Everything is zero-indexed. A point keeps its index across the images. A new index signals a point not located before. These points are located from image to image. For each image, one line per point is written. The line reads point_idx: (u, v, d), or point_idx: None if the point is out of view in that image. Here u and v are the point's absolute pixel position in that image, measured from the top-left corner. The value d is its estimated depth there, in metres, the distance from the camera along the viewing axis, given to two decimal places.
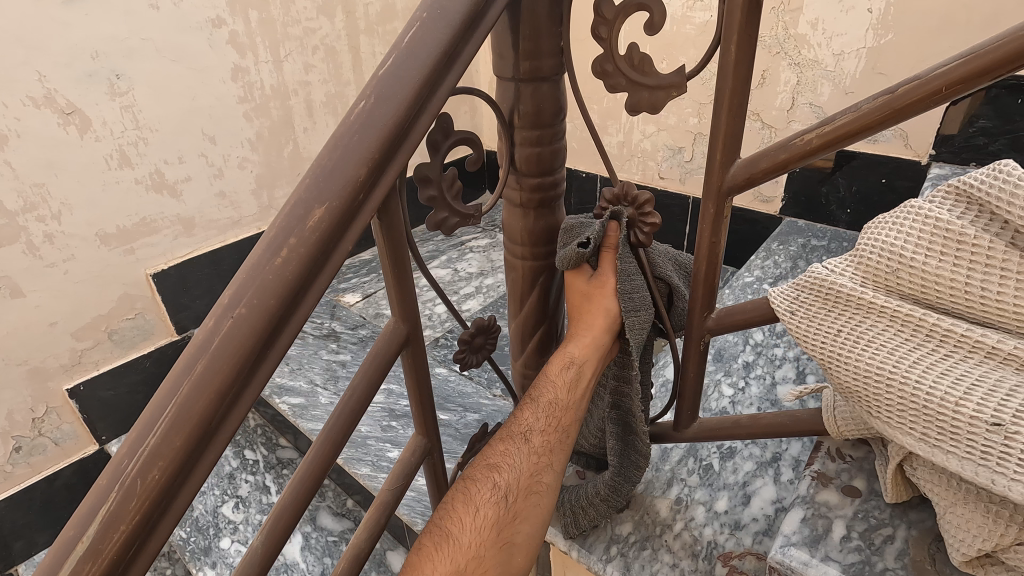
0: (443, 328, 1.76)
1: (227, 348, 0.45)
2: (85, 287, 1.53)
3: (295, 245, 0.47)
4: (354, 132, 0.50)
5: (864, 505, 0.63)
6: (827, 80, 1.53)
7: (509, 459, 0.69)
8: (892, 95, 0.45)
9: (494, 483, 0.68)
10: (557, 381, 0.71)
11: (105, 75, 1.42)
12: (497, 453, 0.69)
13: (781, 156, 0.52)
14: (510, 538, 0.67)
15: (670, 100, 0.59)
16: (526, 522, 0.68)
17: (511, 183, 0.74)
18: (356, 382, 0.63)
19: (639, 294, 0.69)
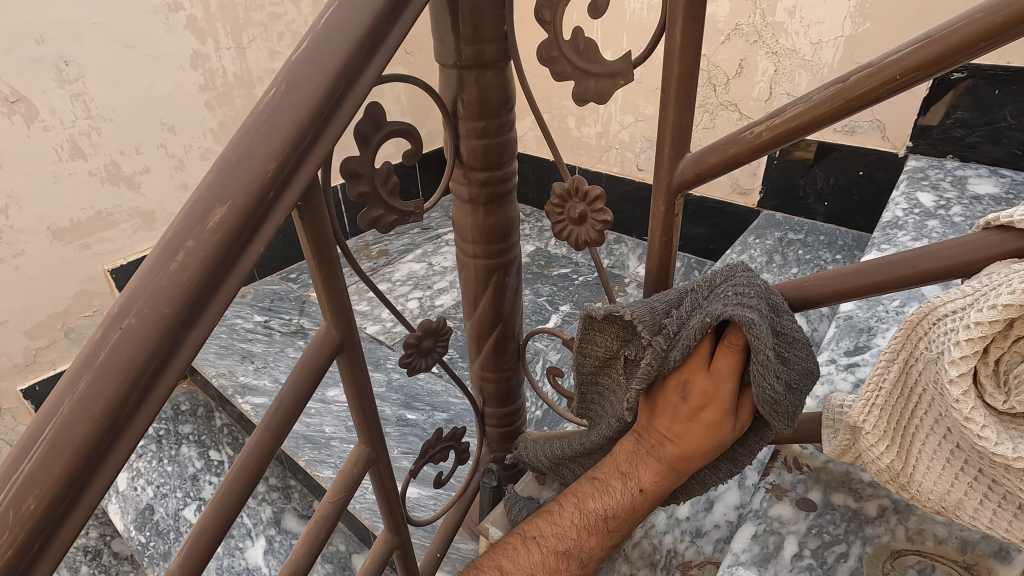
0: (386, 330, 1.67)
1: (115, 363, 0.41)
2: (37, 283, 1.47)
3: (193, 249, 0.43)
4: (261, 124, 0.45)
5: (818, 520, 0.60)
6: (805, 70, 1.50)
7: (518, 555, 0.66)
8: (843, 84, 0.41)
9: None
10: (642, 504, 0.61)
11: (53, 61, 1.36)
12: (508, 549, 0.67)
13: (730, 151, 0.48)
14: None
15: (617, 89, 0.55)
16: None
17: (458, 177, 0.69)
18: (286, 391, 0.59)
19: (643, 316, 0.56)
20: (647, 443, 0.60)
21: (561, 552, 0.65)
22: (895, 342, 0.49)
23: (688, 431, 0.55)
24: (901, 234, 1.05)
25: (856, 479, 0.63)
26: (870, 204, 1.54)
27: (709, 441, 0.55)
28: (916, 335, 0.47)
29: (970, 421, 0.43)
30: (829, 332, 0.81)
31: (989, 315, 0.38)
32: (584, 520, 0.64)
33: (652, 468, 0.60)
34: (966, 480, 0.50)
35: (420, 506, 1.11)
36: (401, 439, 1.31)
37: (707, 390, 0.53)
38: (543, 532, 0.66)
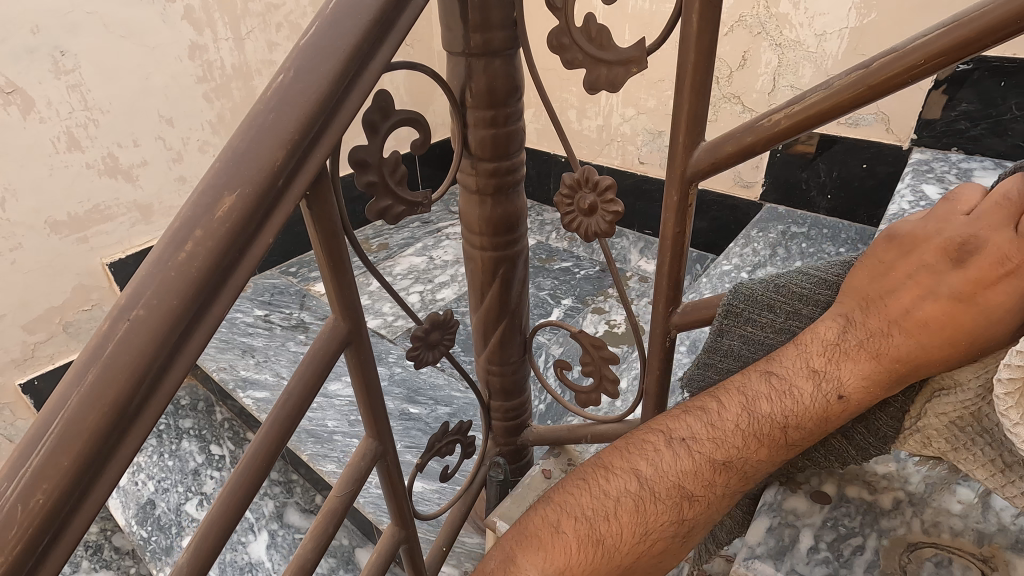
0: (388, 324, 1.67)
1: (123, 355, 0.40)
2: (34, 276, 1.46)
3: (201, 238, 0.42)
4: (270, 111, 0.44)
5: (833, 513, 0.60)
6: (808, 62, 1.49)
7: (666, 451, 0.58)
8: (864, 70, 0.40)
9: (641, 475, 0.58)
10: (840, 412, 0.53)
11: (48, 51, 1.34)
12: (667, 439, 0.59)
13: (746, 139, 0.47)
14: (680, 521, 0.57)
15: (630, 77, 0.54)
16: (702, 517, 0.58)
17: (465, 167, 0.68)
18: (294, 384, 0.58)
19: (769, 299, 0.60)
20: (856, 331, 0.53)
21: (698, 471, 0.56)
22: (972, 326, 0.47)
23: (935, 310, 0.48)
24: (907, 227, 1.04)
25: (870, 472, 0.63)
26: (873, 197, 1.53)
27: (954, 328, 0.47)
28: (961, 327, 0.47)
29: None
30: None
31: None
32: (752, 433, 0.55)
33: (865, 363, 0.51)
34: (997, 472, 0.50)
35: (425, 500, 1.11)
36: (404, 433, 1.30)
37: (1004, 255, 0.45)
38: (694, 434, 0.57)
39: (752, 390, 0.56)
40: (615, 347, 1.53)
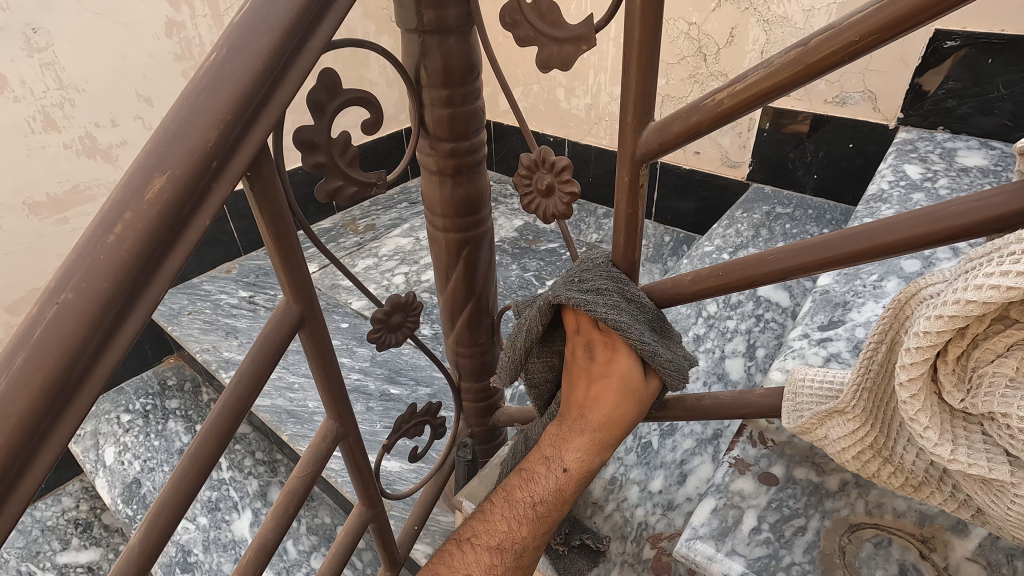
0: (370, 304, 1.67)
1: (51, 339, 0.39)
2: (15, 258, 1.46)
3: (131, 221, 0.41)
4: (201, 90, 0.43)
5: (779, 495, 0.60)
6: (796, 38, 1.46)
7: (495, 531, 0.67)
8: (804, 48, 0.39)
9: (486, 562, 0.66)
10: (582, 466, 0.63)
11: (19, 29, 1.31)
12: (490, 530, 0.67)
13: (692, 119, 0.47)
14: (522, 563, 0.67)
15: (580, 56, 0.53)
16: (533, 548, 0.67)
17: (425, 147, 0.67)
18: (245, 366, 0.57)
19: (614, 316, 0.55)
20: (569, 423, 0.63)
21: (505, 547, 0.66)
22: (882, 324, 0.44)
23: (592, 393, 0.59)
24: (884, 207, 1.03)
25: (820, 453, 0.63)
26: (858, 176, 1.51)
27: (611, 411, 0.59)
28: (902, 317, 0.42)
29: (914, 420, 0.42)
30: (805, 306, 0.80)
31: (937, 326, 0.37)
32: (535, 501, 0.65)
33: (579, 441, 0.62)
34: (933, 476, 0.47)
35: (401, 480, 1.12)
36: (383, 414, 1.31)
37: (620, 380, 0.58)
38: (503, 523, 0.66)
39: (517, 477, 0.66)
40: None
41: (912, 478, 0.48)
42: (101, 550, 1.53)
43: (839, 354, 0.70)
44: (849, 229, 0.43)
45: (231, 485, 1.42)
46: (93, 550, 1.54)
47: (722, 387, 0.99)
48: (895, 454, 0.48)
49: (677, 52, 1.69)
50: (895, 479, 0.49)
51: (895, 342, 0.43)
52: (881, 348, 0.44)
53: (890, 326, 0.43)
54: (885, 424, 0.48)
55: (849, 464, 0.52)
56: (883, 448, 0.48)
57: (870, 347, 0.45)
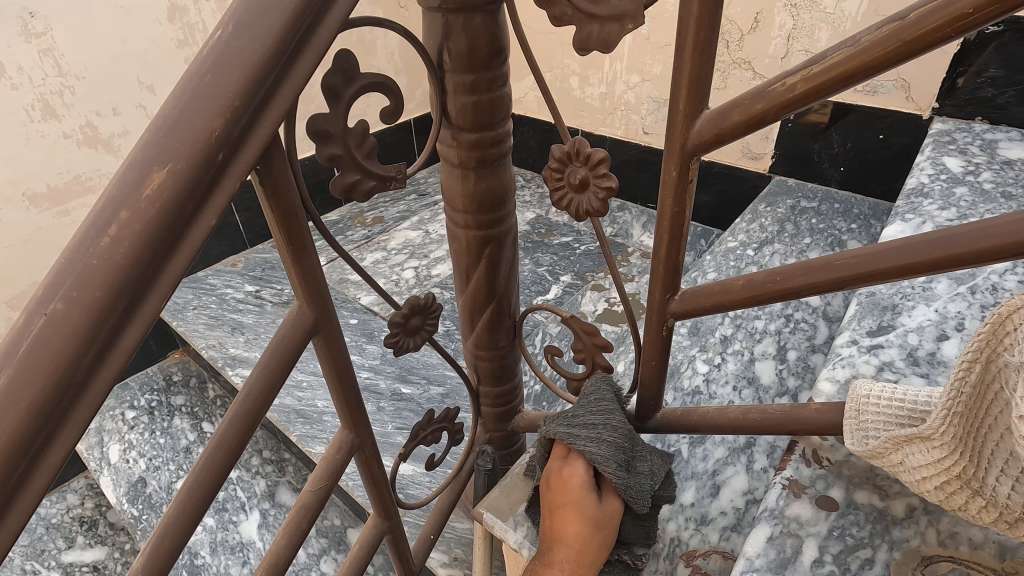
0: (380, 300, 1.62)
1: (38, 354, 0.35)
2: (15, 251, 1.42)
3: (128, 221, 0.36)
4: (204, 73, 0.38)
5: (840, 521, 0.58)
6: (825, 24, 1.39)
7: None
8: (900, 23, 0.34)
9: None
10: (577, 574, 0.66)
11: (15, 13, 1.26)
12: None
13: (756, 106, 0.41)
14: None
15: (625, 35, 0.48)
16: None
17: (446, 138, 0.62)
18: (255, 376, 0.53)
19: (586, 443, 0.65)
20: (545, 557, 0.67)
21: None
22: (977, 343, 0.43)
23: (563, 519, 0.65)
24: (926, 203, 0.98)
25: (881, 475, 0.61)
26: (887, 169, 1.45)
27: (580, 538, 0.64)
28: (1005, 335, 0.42)
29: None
30: (850, 309, 0.75)
31: None
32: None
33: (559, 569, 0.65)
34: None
35: (415, 485, 1.08)
36: (395, 414, 1.27)
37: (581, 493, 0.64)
38: None
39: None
40: (614, 326, 1.48)
41: (1001, 504, 0.46)
42: (106, 549, 1.50)
43: (892, 364, 0.65)
44: (945, 231, 0.39)
45: (238, 485, 1.38)
46: (98, 549, 1.51)
47: (752, 392, 0.94)
48: (982, 479, 0.47)
49: None
50: (983, 503, 0.48)
51: (997, 366, 0.43)
52: (977, 371, 0.44)
53: (990, 348, 0.43)
54: (977, 452, 0.47)
55: (930, 493, 0.50)
56: (974, 471, 0.47)
57: (961, 371, 0.45)
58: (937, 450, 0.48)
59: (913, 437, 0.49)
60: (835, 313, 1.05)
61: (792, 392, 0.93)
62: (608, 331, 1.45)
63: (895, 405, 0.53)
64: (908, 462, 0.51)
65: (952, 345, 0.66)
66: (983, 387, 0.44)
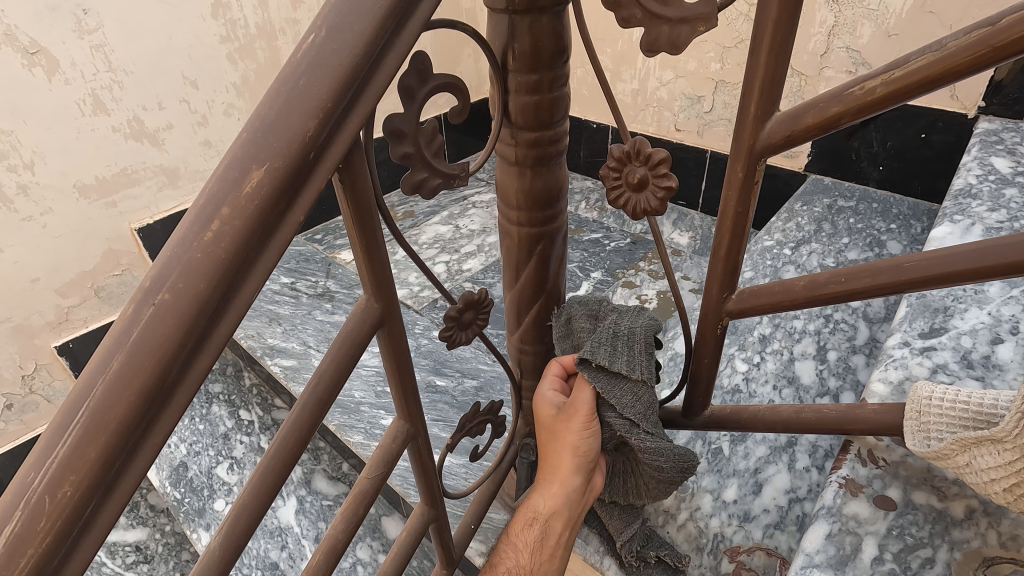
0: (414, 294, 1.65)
1: (149, 342, 0.37)
2: (65, 241, 1.47)
3: (228, 217, 0.38)
4: (298, 77, 0.39)
5: (899, 521, 0.59)
6: (868, 20, 1.38)
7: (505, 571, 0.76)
8: (991, 27, 0.34)
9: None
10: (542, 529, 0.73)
11: (70, 9, 1.31)
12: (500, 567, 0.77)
13: (832, 109, 0.41)
14: None
15: (695, 37, 0.49)
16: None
17: (505, 137, 0.63)
18: (324, 366, 0.55)
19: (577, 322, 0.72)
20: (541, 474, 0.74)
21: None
22: None
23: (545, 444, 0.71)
24: (975, 204, 0.96)
25: (939, 477, 0.62)
26: (929, 168, 1.43)
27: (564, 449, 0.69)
28: None
29: None
30: (899, 310, 0.75)
31: None
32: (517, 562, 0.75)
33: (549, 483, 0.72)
34: None
35: (452, 475, 1.10)
36: (430, 406, 1.29)
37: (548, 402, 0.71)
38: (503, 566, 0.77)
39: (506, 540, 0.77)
40: None
41: None
42: (148, 530, 1.56)
43: (946, 366, 0.65)
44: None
45: None
46: (140, 530, 1.56)
47: (793, 391, 0.94)
48: None
49: (735, 35, 1.62)
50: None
51: None
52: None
53: None
54: None
55: (997, 495, 0.51)
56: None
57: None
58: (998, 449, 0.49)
59: (983, 439, 0.49)
60: (876, 315, 1.04)
61: (833, 392, 0.93)
62: None
63: (957, 408, 0.53)
64: (973, 464, 0.52)
65: (1007, 348, 0.66)
66: None
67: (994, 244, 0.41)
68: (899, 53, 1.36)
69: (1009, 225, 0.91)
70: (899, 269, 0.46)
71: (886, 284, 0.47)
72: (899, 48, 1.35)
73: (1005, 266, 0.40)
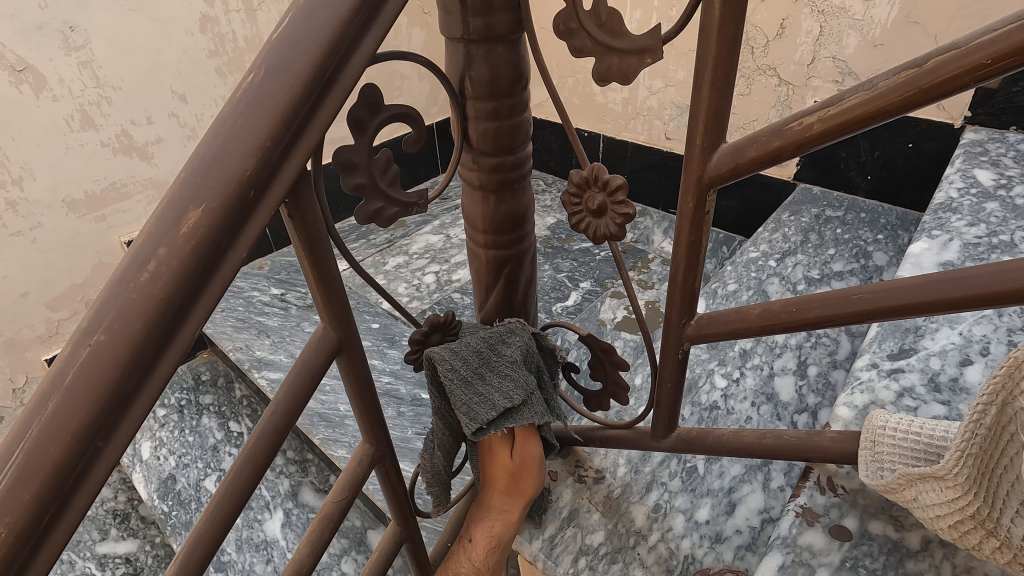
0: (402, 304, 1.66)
1: (85, 382, 0.37)
2: (55, 255, 1.49)
3: (165, 257, 0.38)
4: (237, 117, 0.40)
5: (854, 552, 0.59)
6: (853, 30, 1.37)
7: None
8: (917, 70, 0.34)
9: None
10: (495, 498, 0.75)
11: (57, 27, 1.32)
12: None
13: (772, 144, 0.42)
14: None
15: (644, 68, 0.48)
16: None
17: (467, 162, 0.63)
18: (281, 395, 0.55)
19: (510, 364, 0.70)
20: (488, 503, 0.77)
21: None
22: (992, 387, 0.45)
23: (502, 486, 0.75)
24: (954, 218, 0.96)
25: (898, 507, 0.62)
26: (917, 177, 1.42)
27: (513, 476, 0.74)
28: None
29: None
30: (871, 330, 0.74)
31: None
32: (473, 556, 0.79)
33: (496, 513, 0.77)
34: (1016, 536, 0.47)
35: (433, 491, 1.10)
36: (415, 420, 1.29)
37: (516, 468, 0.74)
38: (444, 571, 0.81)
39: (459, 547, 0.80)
40: (633, 334, 1.47)
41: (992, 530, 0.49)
42: (138, 542, 1.56)
43: (913, 389, 0.65)
44: (963, 272, 0.39)
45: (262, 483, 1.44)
46: (130, 541, 1.56)
47: (771, 408, 0.94)
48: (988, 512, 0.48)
49: None
50: (979, 531, 0.49)
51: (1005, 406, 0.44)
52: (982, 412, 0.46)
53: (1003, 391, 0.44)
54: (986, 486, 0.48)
55: (945, 531, 0.52)
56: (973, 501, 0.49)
57: (977, 414, 0.46)
58: (945, 486, 0.50)
59: (926, 475, 0.51)
60: (857, 329, 1.04)
61: (811, 409, 0.93)
62: (627, 339, 1.44)
63: (909, 440, 0.54)
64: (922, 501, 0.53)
65: (975, 370, 0.65)
66: (999, 428, 0.46)
67: (924, 284, 0.41)
68: (886, 64, 1.35)
69: (987, 240, 0.90)
70: (845, 301, 0.45)
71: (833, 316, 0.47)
72: (885, 59, 1.35)
73: (941, 304, 0.40)
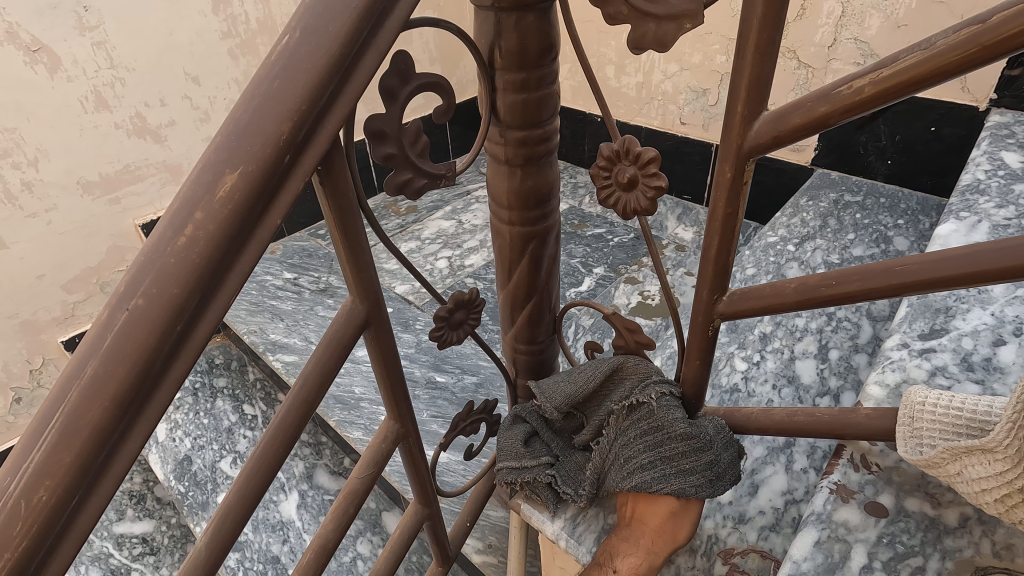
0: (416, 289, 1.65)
1: (125, 345, 0.37)
2: (71, 238, 1.49)
3: (202, 222, 0.38)
4: (273, 78, 0.39)
5: (890, 528, 0.59)
6: (876, 11, 1.34)
7: None
8: (981, 26, 0.32)
9: None
10: None
11: (71, 7, 1.32)
12: None
13: (819, 109, 0.40)
14: None
15: (682, 34, 0.47)
16: None
17: (494, 135, 0.62)
18: (308, 368, 0.55)
19: (665, 427, 0.66)
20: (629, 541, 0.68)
21: None
22: None
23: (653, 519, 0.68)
24: (982, 200, 0.94)
25: (932, 484, 0.61)
26: (939, 161, 1.39)
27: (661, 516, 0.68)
28: None
29: None
30: (901, 309, 0.73)
31: None
32: None
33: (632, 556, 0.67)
34: None
35: (450, 472, 1.10)
36: (430, 402, 1.29)
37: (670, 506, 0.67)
38: None
39: None
40: (647, 319, 1.46)
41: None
42: (154, 522, 1.58)
43: (945, 368, 0.64)
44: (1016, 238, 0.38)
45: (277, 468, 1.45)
46: (147, 522, 1.58)
47: (793, 391, 0.93)
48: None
49: None
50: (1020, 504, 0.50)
51: None
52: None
53: None
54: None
55: (990, 505, 0.52)
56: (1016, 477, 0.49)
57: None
58: (991, 461, 0.50)
59: (973, 448, 0.51)
60: (879, 313, 1.02)
61: (833, 392, 0.92)
62: (641, 324, 1.43)
63: (950, 415, 0.54)
64: (963, 474, 0.53)
65: (1009, 350, 0.64)
66: None
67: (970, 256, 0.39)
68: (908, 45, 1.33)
69: (1016, 222, 0.88)
70: (887, 275, 0.44)
71: (869, 291, 0.46)
72: (907, 39, 1.32)
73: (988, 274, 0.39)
